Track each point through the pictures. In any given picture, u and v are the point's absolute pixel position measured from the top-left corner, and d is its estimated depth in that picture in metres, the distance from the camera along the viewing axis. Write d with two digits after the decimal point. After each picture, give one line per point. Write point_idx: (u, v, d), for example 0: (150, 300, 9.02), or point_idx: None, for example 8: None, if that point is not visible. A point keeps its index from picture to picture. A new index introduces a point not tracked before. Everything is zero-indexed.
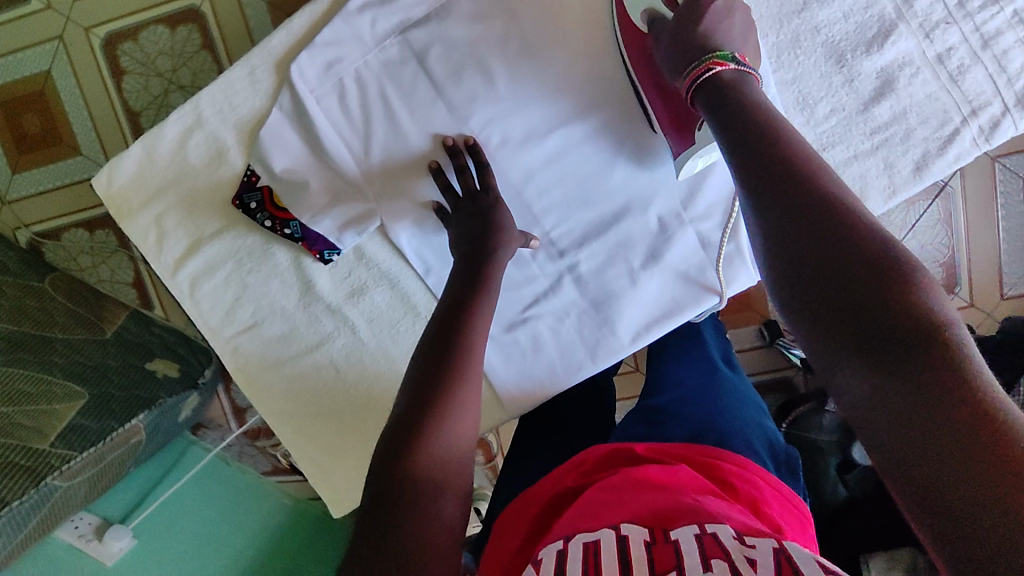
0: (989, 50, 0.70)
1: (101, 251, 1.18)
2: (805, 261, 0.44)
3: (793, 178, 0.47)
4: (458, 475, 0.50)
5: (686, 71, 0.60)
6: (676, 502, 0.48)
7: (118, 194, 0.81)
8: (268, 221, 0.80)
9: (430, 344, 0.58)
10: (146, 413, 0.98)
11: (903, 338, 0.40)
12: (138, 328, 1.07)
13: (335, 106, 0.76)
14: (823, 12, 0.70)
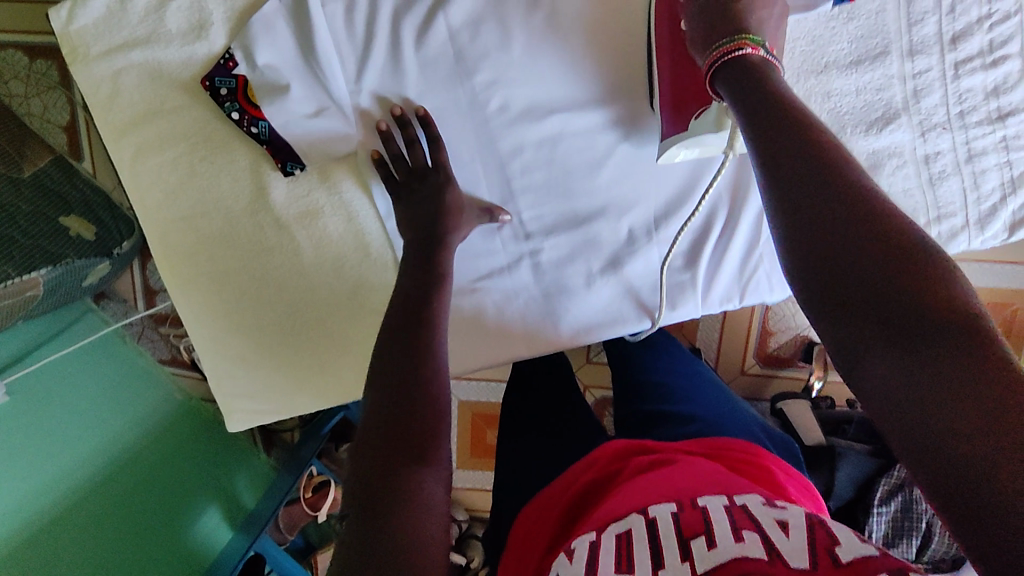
0: (971, 165, 0.73)
1: (36, 82, 1.10)
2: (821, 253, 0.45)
3: (815, 174, 0.47)
4: (433, 441, 0.53)
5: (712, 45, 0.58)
6: (694, 487, 0.52)
7: (77, 35, 0.74)
8: (236, 114, 0.74)
9: (404, 324, 0.63)
10: (47, 270, 0.95)
11: (920, 325, 0.40)
12: (62, 177, 1.03)
13: (339, 17, 0.72)
14: (840, 80, 0.71)
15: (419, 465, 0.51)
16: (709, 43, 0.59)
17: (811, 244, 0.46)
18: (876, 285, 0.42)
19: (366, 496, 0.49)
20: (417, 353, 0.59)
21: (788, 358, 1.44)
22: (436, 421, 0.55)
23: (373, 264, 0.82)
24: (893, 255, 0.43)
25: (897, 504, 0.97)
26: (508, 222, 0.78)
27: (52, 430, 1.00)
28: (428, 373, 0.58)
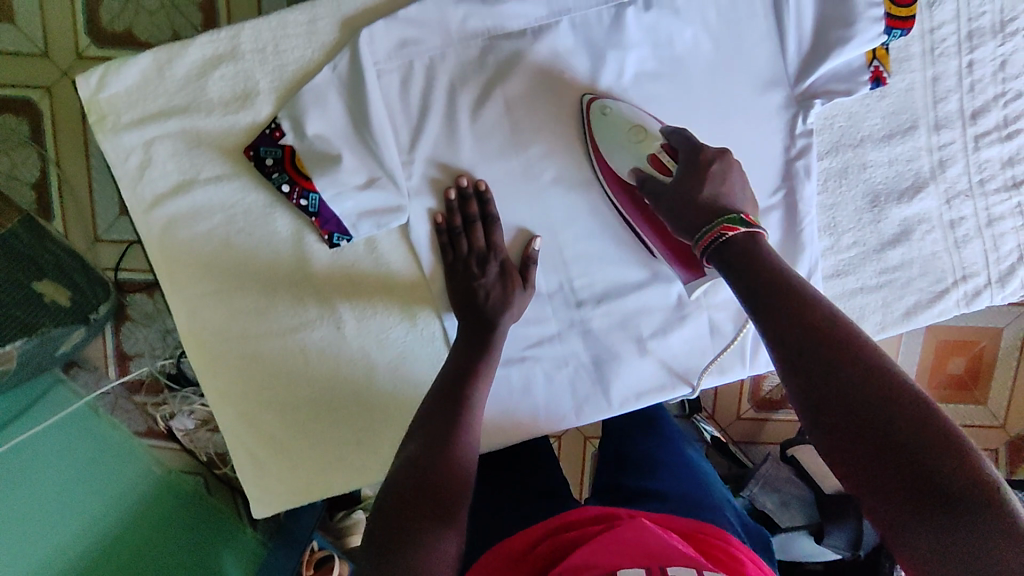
0: (991, 229, 0.78)
1: (8, 139, 1.20)
2: (845, 422, 0.47)
3: (828, 358, 0.49)
4: (458, 502, 0.55)
5: (697, 233, 0.61)
6: (667, 550, 0.52)
7: (106, 103, 0.70)
8: (285, 186, 0.72)
9: (442, 389, 0.66)
10: (24, 340, 1.01)
11: (954, 504, 0.42)
12: (31, 240, 1.08)
13: (395, 88, 0.72)
14: (874, 152, 0.76)
15: (441, 524, 0.53)
16: (695, 232, 0.61)
17: (839, 431, 0.47)
18: (911, 472, 0.44)
19: (383, 541, 0.52)
20: (453, 419, 0.62)
21: (781, 402, 1.47)
22: (463, 486, 0.57)
23: (419, 336, 0.79)
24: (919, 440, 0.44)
25: None
26: (559, 290, 0.78)
27: (25, 511, 0.92)
28: (462, 443, 0.60)
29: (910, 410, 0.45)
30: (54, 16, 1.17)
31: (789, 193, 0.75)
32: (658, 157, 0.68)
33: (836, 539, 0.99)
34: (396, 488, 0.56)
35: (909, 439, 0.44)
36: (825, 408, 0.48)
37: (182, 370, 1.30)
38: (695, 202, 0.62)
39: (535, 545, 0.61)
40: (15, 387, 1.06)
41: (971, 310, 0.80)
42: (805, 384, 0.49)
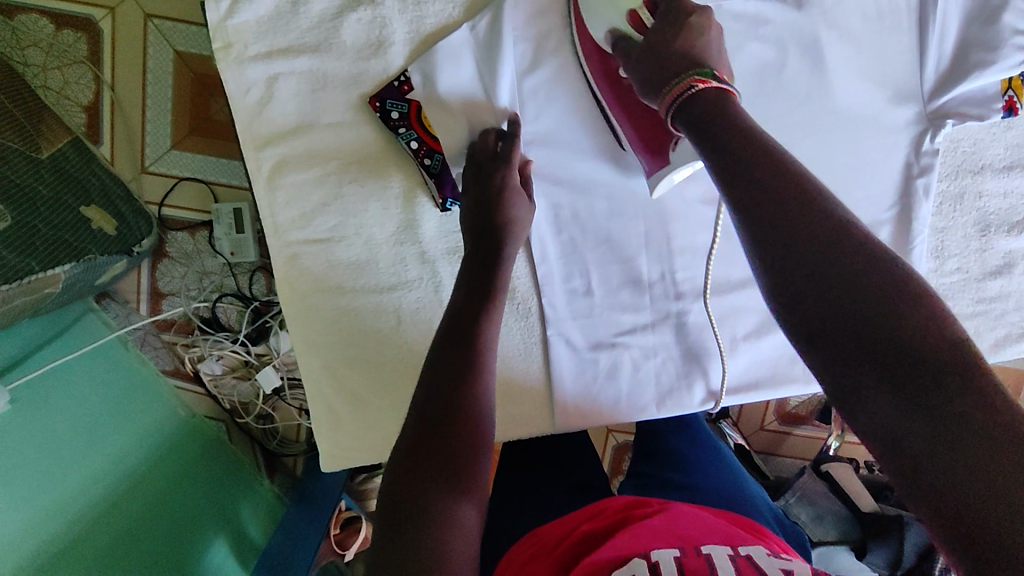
0: None
1: (64, 55, 1.15)
2: (809, 288, 0.41)
3: (787, 209, 0.43)
4: (475, 466, 0.49)
5: (665, 87, 0.55)
6: (702, 538, 0.55)
7: (233, 32, 0.68)
8: (413, 143, 0.71)
9: (452, 323, 0.58)
10: (73, 264, 0.98)
11: (926, 367, 0.37)
12: (78, 160, 1.07)
13: (530, 57, 0.70)
14: (992, 182, 0.76)
15: (456, 494, 0.47)
16: (662, 88, 0.56)
17: (806, 295, 0.41)
18: (886, 338, 0.38)
19: (392, 513, 0.46)
20: (461, 368, 0.54)
21: (805, 417, 1.49)
22: (480, 444, 0.50)
23: (514, 309, 0.77)
24: (890, 300, 0.39)
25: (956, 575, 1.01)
26: (661, 280, 0.78)
27: (54, 448, 0.90)
28: (480, 396, 0.53)
29: (883, 281, 0.39)
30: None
31: (903, 210, 0.75)
32: (637, 13, 0.60)
33: (875, 556, 1.03)
34: (407, 449, 0.50)
35: (872, 302, 0.39)
36: (787, 271, 0.42)
37: (217, 314, 1.24)
38: (668, 57, 0.56)
39: (569, 530, 0.62)
40: (42, 315, 1.04)
41: None
42: (760, 233, 0.43)
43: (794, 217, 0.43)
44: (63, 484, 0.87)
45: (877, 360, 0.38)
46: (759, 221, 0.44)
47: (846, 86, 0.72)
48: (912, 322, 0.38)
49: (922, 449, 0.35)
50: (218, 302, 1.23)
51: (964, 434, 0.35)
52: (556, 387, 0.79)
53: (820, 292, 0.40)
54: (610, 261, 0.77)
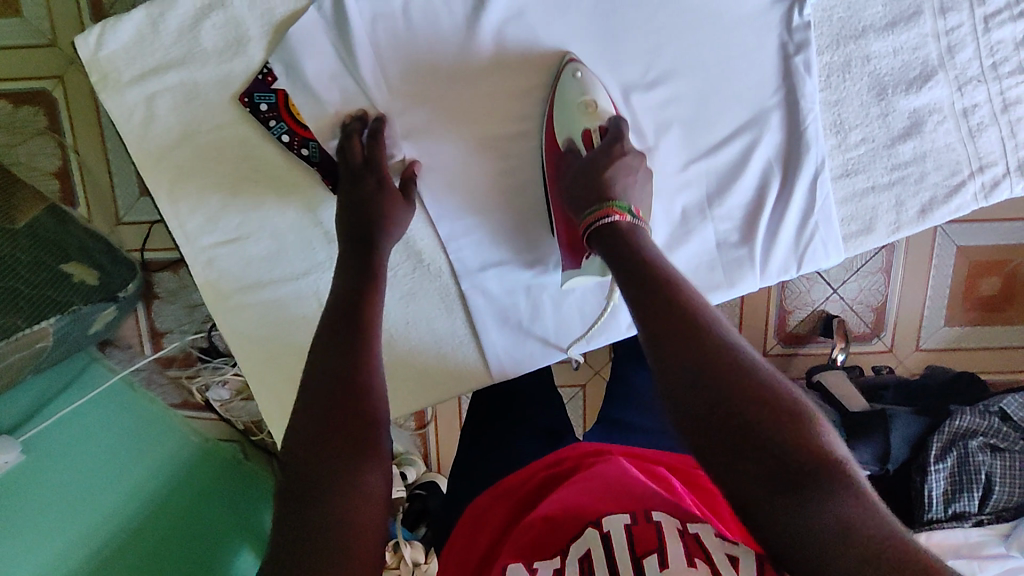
0: (1007, 115, 0.75)
1: (23, 130, 1.18)
2: (707, 395, 0.47)
3: (686, 329, 0.50)
4: (375, 441, 0.52)
5: (585, 211, 0.64)
6: (654, 498, 0.54)
7: (108, 62, 0.71)
8: (285, 136, 0.73)
9: (336, 314, 0.60)
10: (58, 318, 1.02)
11: (802, 470, 0.43)
12: (55, 224, 1.07)
13: (380, 25, 0.71)
14: (878, 43, 0.73)
15: (356, 462, 0.50)
16: (582, 208, 0.65)
17: (708, 403, 0.47)
18: (775, 441, 0.44)
19: (295, 491, 0.49)
20: (358, 351, 0.56)
21: (808, 335, 1.51)
22: (376, 420, 0.53)
23: (426, 271, 0.79)
24: (772, 410, 0.45)
25: (953, 459, 0.97)
26: None
27: (75, 487, 0.95)
28: (373, 376, 0.55)
29: (767, 390, 0.46)
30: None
31: (789, 91, 0.73)
32: (590, 132, 0.68)
33: (864, 454, 0.99)
34: (300, 438, 0.51)
35: (757, 411, 0.45)
36: (687, 381, 0.48)
37: (213, 343, 1.31)
38: (594, 179, 0.65)
39: (530, 478, 0.64)
40: (48, 369, 1.08)
41: (989, 203, 0.78)
42: (660, 346, 0.50)
43: (693, 335, 0.50)
44: (91, 513, 0.93)
45: (767, 460, 0.44)
46: (655, 329, 0.51)
47: None
48: (788, 427, 0.45)
49: (807, 548, 0.41)
50: (212, 332, 1.30)
51: (838, 535, 0.40)
52: (484, 340, 0.81)
53: (710, 406, 0.47)
54: (507, 208, 0.78)
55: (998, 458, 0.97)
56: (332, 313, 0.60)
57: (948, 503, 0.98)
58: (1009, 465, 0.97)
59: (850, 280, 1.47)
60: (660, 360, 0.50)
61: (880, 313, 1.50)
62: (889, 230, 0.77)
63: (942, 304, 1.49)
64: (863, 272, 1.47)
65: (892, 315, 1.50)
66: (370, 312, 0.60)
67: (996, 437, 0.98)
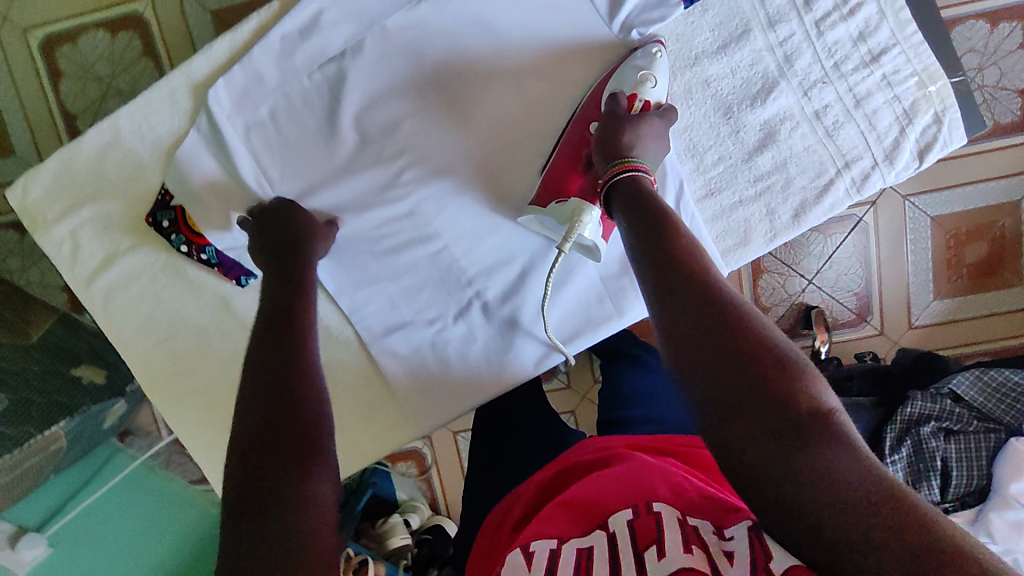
0: (861, 109, 0.76)
1: (29, 255, 1.29)
2: (705, 353, 0.50)
3: (690, 295, 0.54)
4: (319, 449, 0.54)
5: (608, 164, 0.67)
6: (664, 483, 0.55)
7: (33, 205, 0.81)
8: (184, 246, 0.82)
9: (269, 334, 0.63)
10: (67, 420, 1.05)
11: (796, 423, 0.46)
12: (65, 333, 1.20)
13: (252, 134, 0.79)
14: (713, 67, 0.76)
15: (303, 468, 0.51)
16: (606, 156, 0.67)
17: (704, 363, 0.50)
18: (769, 396, 0.48)
19: (245, 501, 0.49)
20: (294, 368, 0.60)
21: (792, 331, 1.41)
22: (319, 428, 0.55)
23: (335, 343, 0.85)
24: (767, 367, 0.49)
25: (908, 449, 0.97)
26: (449, 272, 0.84)
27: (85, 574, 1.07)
28: (312, 389, 0.58)
29: (761, 349, 0.50)
30: (40, 130, 1.25)
31: None
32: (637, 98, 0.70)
33: None
34: (244, 451, 0.53)
35: (754, 365, 0.49)
36: (686, 342, 0.52)
37: None
38: (617, 134, 0.67)
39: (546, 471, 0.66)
40: (76, 462, 1.14)
41: (865, 196, 0.78)
42: (665, 310, 0.54)
43: (693, 301, 0.53)
44: None
45: (763, 413, 0.47)
46: (659, 297, 0.55)
47: (523, 49, 0.79)
48: (782, 386, 0.48)
49: (798, 490, 0.44)
50: None
51: (827, 480, 0.44)
52: (398, 398, 0.85)
53: (724, 370, 0.49)
54: (397, 276, 0.84)
55: (952, 442, 0.96)
56: (267, 336, 0.63)
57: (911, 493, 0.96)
58: (964, 447, 0.95)
59: (823, 269, 1.36)
60: (673, 333, 0.52)
61: (863, 297, 1.38)
62: (767, 239, 0.79)
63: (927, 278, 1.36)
64: (838, 258, 1.36)
65: (877, 298, 1.38)
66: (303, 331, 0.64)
67: (950, 420, 0.97)
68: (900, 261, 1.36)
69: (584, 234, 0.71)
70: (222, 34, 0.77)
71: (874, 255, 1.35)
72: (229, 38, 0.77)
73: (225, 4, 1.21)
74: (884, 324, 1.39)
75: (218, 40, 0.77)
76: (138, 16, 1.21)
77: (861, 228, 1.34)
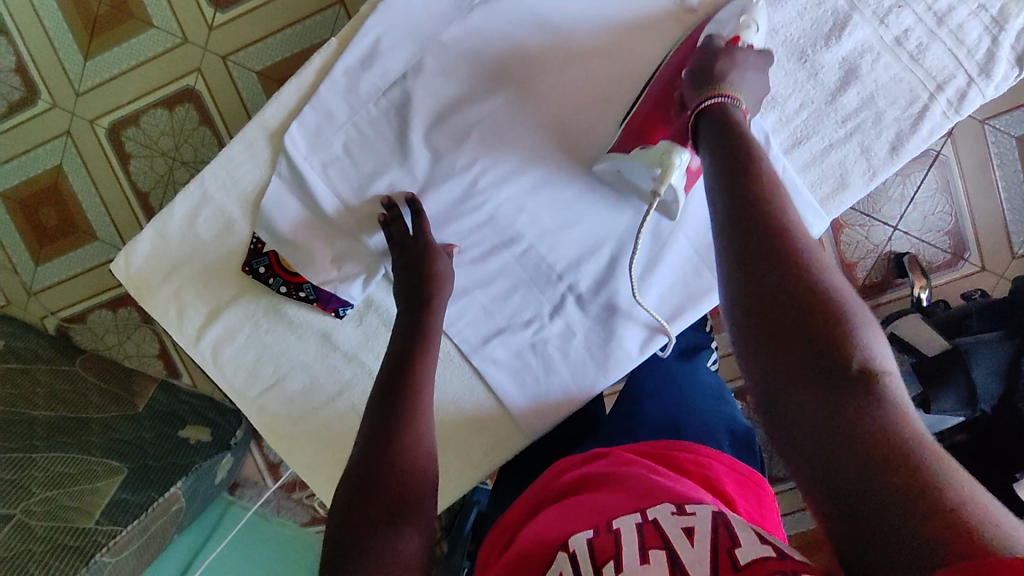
0: (945, 26, 0.72)
1: (125, 327, 1.34)
2: (762, 294, 0.52)
3: (756, 237, 0.54)
4: (415, 507, 0.57)
5: (699, 93, 0.65)
6: (621, 499, 0.54)
7: (138, 275, 0.85)
8: (283, 287, 0.84)
9: (383, 387, 0.65)
10: (183, 480, 1.05)
11: (835, 372, 0.47)
12: (168, 398, 1.22)
13: (331, 169, 0.81)
14: (779, 14, 0.73)
15: (394, 522, 0.55)
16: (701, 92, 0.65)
17: (759, 304, 0.52)
18: (819, 342, 0.48)
19: (341, 550, 0.54)
20: (398, 418, 0.62)
21: (884, 282, 1.31)
22: (416, 486, 0.58)
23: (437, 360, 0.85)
24: (822, 316, 0.49)
25: None
26: (538, 270, 0.84)
27: None
28: (413, 443, 0.61)
29: (818, 298, 0.50)
30: (117, 209, 1.31)
31: None
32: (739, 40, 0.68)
33: (945, 402, 0.97)
34: (348, 501, 0.57)
35: (808, 311, 0.49)
36: (744, 283, 0.53)
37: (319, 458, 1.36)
38: (709, 78, 0.65)
39: (540, 489, 0.65)
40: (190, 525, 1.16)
41: (965, 116, 0.74)
42: (725, 252, 0.55)
43: (760, 244, 0.54)
44: None
45: (805, 358, 0.48)
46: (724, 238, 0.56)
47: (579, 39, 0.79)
48: (834, 335, 0.48)
49: (818, 431, 0.46)
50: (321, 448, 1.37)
51: (849, 426, 0.44)
52: (507, 403, 0.84)
53: (773, 308, 0.51)
54: (486, 283, 0.84)
55: None
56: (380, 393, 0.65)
57: None
58: None
59: (909, 212, 1.28)
60: (729, 267, 0.54)
61: (956, 236, 1.29)
62: (867, 179, 0.75)
63: None
64: (920, 199, 1.27)
65: (969, 228, 1.28)
66: (409, 378, 0.66)
67: None
68: (991, 190, 1.27)
69: (674, 179, 0.69)
70: (288, 80, 0.79)
71: (959, 189, 1.27)
72: (295, 83, 0.80)
73: (267, 63, 1.26)
74: (984, 259, 1.29)
75: (286, 86, 0.80)
76: (191, 90, 1.27)
77: (942, 162, 1.26)
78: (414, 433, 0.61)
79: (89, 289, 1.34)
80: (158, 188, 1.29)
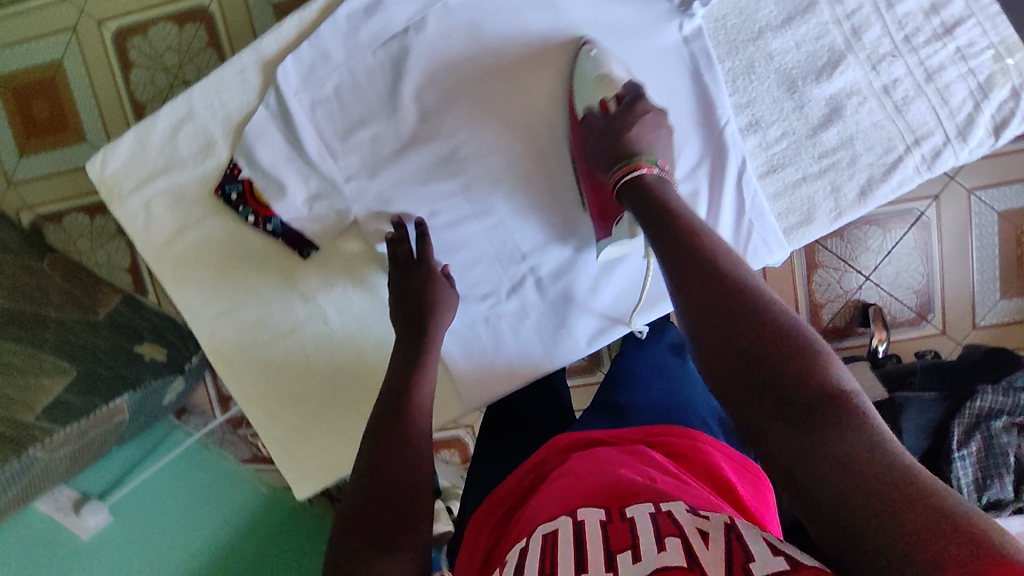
0: (932, 83, 0.76)
1: (99, 235, 1.33)
2: (719, 334, 0.51)
3: (708, 278, 0.54)
4: (416, 519, 0.54)
5: (611, 169, 0.69)
6: (634, 485, 0.49)
7: (111, 178, 0.84)
8: (251, 216, 0.85)
9: (390, 395, 0.64)
10: (130, 394, 1.02)
11: (808, 401, 0.46)
12: (130, 311, 1.15)
13: (319, 110, 0.81)
14: (778, 40, 0.77)
15: (400, 536, 0.53)
16: (609, 167, 0.70)
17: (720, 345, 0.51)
18: (785, 376, 0.47)
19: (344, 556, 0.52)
20: (400, 425, 0.60)
21: (846, 328, 1.33)
22: (417, 495, 0.56)
23: None
24: (780, 350, 0.48)
25: (978, 443, 0.96)
26: (504, 248, 0.85)
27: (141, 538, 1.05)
28: (416, 454, 0.59)
29: (773, 328, 0.50)
30: (110, 114, 1.30)
31: (699, 94, 0.78)
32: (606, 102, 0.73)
33: None
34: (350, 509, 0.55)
35: (768, 345, 0.49)
36: (702, 322, 0.52)
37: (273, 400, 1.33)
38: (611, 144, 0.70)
39: (527, 471, 0.61)
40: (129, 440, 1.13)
41: (935, 174, 0.77)
42: (679, 292, 0.55)
43: (708, 284, 0.54)
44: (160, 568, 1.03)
45: (775, 395, 0.47)
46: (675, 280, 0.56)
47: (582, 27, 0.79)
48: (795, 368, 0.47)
49: (804, 472, 0.44)
50: None
51: (836, 461, 0.42)
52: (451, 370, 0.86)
53: (730, 346, 0.50)
54: (451, 250, 0.85)
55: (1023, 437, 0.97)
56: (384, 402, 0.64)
57: (981, 491, 0.96)
58: None
59: (883, 264, 1.30)
60: (686, 305, 0.54)
61: (924, 296, 1.31)
62: (832, 218, 0.78)
63: (994, 275, 1.30)
64: (897, 254, 1.29)
65: (937, 291, 1.31)
66: (410, 387, 0.65)
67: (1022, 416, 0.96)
68: (965, 259, 1.29)
69: None
70: (291, 14, 0.80)
71: (935, 250, 1.29)
72: (297, 18, 0.81)
73: None
74: (945, 323, 1.32)
75: (288, 19, 0.81)
76: (204, 11, 1.26)
77: (922, 223, 1.28)
78: (415, 443, 0.59)
79: (71, 190, 1.32)
80: (156, 101, 1.28)
